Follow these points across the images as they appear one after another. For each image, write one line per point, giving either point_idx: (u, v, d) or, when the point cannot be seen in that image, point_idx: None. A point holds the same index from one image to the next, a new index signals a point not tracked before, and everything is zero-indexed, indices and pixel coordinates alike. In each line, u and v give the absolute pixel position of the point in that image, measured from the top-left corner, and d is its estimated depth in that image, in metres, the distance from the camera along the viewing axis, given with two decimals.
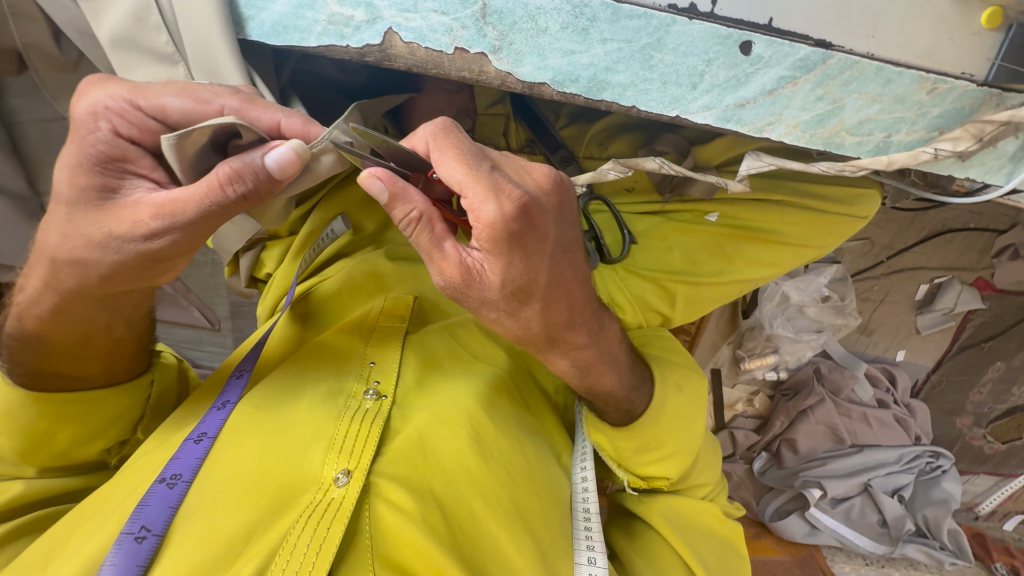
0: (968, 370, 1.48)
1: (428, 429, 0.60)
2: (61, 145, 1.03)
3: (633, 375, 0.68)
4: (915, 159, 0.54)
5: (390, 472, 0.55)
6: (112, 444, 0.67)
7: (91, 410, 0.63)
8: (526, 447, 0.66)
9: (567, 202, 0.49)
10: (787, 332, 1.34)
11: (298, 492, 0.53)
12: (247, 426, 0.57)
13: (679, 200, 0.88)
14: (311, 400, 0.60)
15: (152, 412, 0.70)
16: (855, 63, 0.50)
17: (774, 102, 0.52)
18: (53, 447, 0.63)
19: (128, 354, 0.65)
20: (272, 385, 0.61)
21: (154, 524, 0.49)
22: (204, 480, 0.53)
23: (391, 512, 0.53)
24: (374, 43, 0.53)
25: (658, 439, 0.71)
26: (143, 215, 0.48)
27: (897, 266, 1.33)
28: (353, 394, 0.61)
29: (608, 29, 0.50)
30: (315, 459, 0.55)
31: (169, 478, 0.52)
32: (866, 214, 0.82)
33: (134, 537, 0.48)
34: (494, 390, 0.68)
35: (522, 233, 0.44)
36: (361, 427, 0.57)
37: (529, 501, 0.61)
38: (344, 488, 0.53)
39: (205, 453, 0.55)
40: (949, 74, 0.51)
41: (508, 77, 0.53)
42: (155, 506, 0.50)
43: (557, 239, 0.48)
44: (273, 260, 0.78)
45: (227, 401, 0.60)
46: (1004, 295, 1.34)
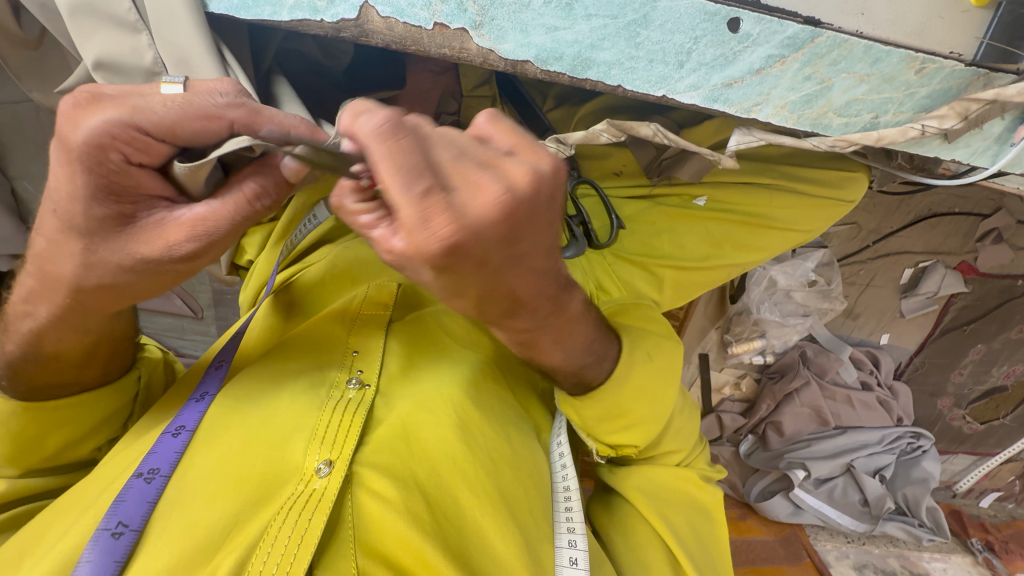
0: (951, 352, 1.50)
1: (413, 418, 0.59)
2: (31, 130, 0.99)
3: (588, 353, 0.65)
4: (903, 134, 0.54)
5: (374, 462, 0.54)
6: (101, 444, 0.66)
7: (84, 414, 0.61)
8: (511, 433, 0.65)
9: (522, 228, 0.36)
10: (775, 316, 1.35)
11: (279, 483, 0.52)
12: (226, 418, 0.56)
13: (667, 184, 0.87)
14: (291, 391, 0.58)
15: (141, 407, 0.69)
16: (844, 42, 0.49)
17: (762, 81, 0.52)
18: (43, 449, 0.61)
19: (124, 354, 0.64)
20: (253, 376, 0.60)
21: (132, 519, 0.47)
22: (184, 474, 0.51)
23: (373, 501, 0.52)
24: (349, 17, 0.51)
25: (618, 409, 0.70)
26: (177, 236, 0.46)
27: (883, 250, 1.34)
28: (336, 383, 0.60)
29: (593, 4, 0.48)
30: (296, 449, 0.54)
31: (147, 473, 0.51)
32: (854, 199, 0.83)
33: (111, 533, 0.46)
34: (480, 378, 0.67)
35: (451, 266, 0.35)
36: (344, 416, 0.56)
37: (513, 488, 0.61)
38: (325, 479, 0.52)
39: (184, 447, 0.54)
40: (937, 53, 0.50)
41: (490, 55, 0.52)
42: (132, 502, 0.48)
43: (518, 254, 0.38)
44: (254, 247, 0.77)
45: (207, 394, 0.59)
46: (987, 279, 1.36)
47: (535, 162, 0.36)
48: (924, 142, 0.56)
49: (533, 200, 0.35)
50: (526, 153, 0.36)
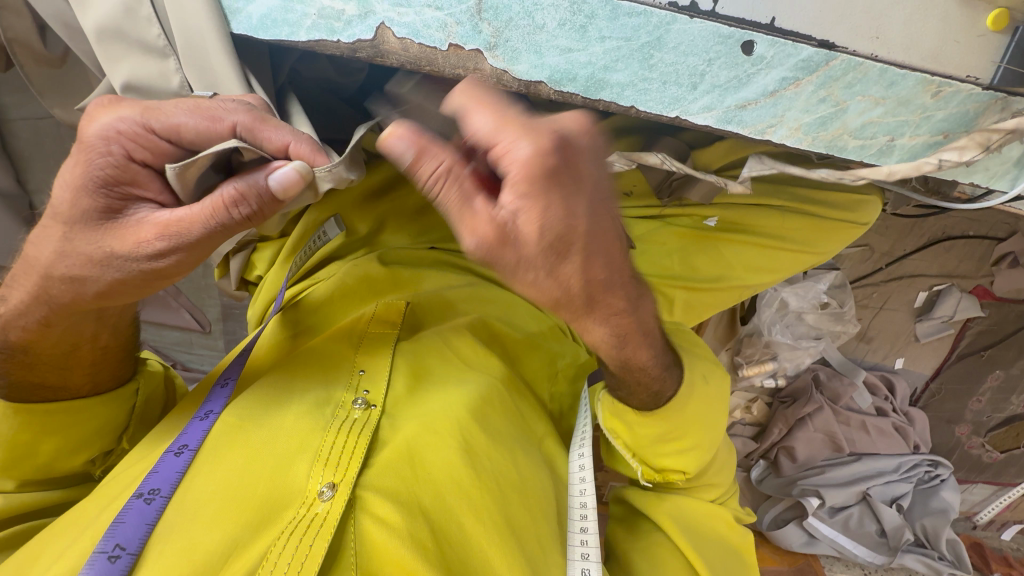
0: (968, 378, 1.47)
1: (418, 440, 0.57)
2: (51, 144, 1.01)
3: (660, 358, 0.62)
4: (919, 169, 0.54)
5: (378, 485, 0.53)
6: (97, 454, 0.65)
7: (75, 420, 0.60)
8: (519, 457, 0.62)
9: (549, 195, 0.36)
10: (786, 339, 1.34)
11: (280, 505, 0.51)
12: (228, 440, 0.54)
13: (678, 205, 0.87)
14: (296, 411, 0.57)
15: (138, 421, 0.67)
16: (859, 64, 0.49)
17: (775, 103, 0.51)
18: (35, 458, 0.59)
19: (115, 360, 0.63)
20: (259, 394, 0.59)
21: (129, 542, 0.46)
22: (184, 496, 0.50)
23: (375, 526, 0.50)
24: (366, 38, 0.52)
25: (682, 427, 0.68)
26: (148, 235, 0.46)
27: (897, 273, 1.33)
28: (342, 403, 0.59)
29: (606, 25, 0.48)
30: (298, 471, 0.53)
31: (147, 493, 0.50)
32: (867, 221, 0.84)
33: (107, 556, 0.45)
34: (490, 398, 0.65)
35: (554, 188, 0.36)
36: (349, 437, 0.55)
37: (521, 514, 0.58)
38: (329, 503, 0.50)
39: (186, 468, 0.52)
40: (954, 77, 0.50)
41: (504, 75, 0.52)
42: (131, 524, 0.47)
43: (602, 180, 0.38)
44: (264, 262, 0.79)
45: (210, 412, 0.58)
46: (1003, 303, 1.34)
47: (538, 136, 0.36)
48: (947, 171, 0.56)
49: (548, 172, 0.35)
50: (529, 130, 0.36)
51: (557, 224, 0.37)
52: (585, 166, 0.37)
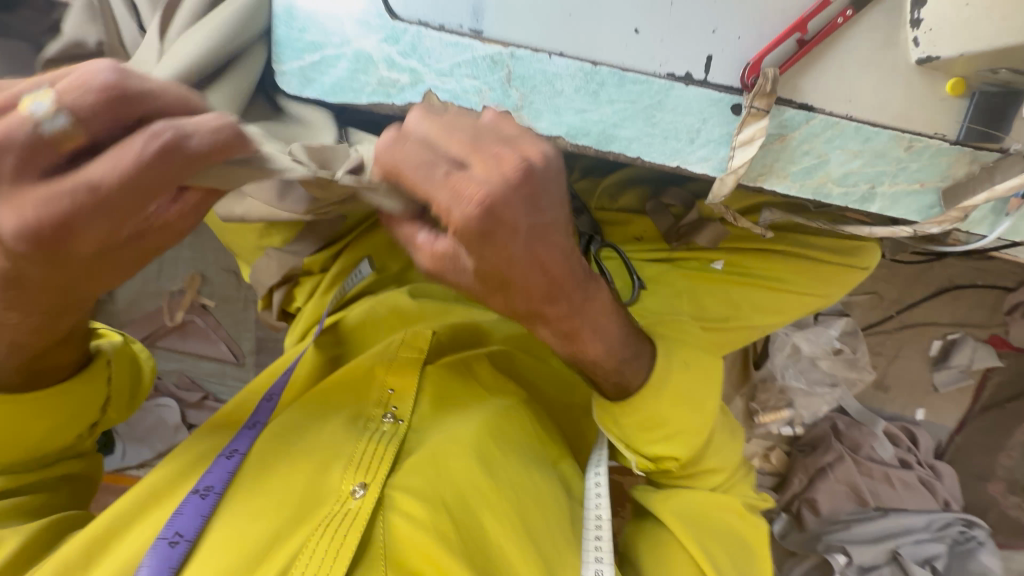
0: (994, 432, 1.43)
1: (441, 449, 0.61)
2: None
3: (626, 347, 0.61)
4: (893, 235, 0.62)
5: (404, 486, 0.57)
6: (85, 428, 0.64)
7: (56, 403, 0.58)
8: (534, 471, 0.65)
9: (461, 246, 0.43)
10: (800, 383, 1.35)
11: (317, 502, 0.56)
12: (274, 447, 0.60)
13: (685, 248, 0.93)
14: (335, 423, 0.63)
15: (117, 393, 0.66)
16: (836, 123, 0.57)
17: (764, 155, 0.59)
18: (25, 439, 0.58)
19: (81, 341, 0.59)
20: (302, 410, 0.65)
21: (187, 530, 0.53)
22: (235, 494, 0.56)
23: (401, 521, 0.55)
24: (414, 101, 0.56)
25: (657, 418, 0.65)
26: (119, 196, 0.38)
27: (908, 321, 1.37)
28: (372, 416, 0.63)
29: (615, 91, 0.56)
30: (333, 475, 0.58)
31: (203, 489, 0.56)
32: (867, 265, 0.89)
33: (168, 542, 0.52)
34: (511, 417, 0.69)
35: (488, 230, 0.39)
36: (380, 445, 0.59)
37: (537, 519, 0.61)
38: (360, 500, 0.55)
39: (236, 468, 0.58)
40: (923, 133, 0.58)
41: (527, 131, 0.57)
42: (188, 515, 0.54)
43: (531, 226, 0.41)
44: (304, 294, 0.87)
45: (258, 422, 0.63)
46: (1023, 353, 1.34)
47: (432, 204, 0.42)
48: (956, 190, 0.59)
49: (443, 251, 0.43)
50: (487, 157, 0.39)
51: (482, 271, 0.43)
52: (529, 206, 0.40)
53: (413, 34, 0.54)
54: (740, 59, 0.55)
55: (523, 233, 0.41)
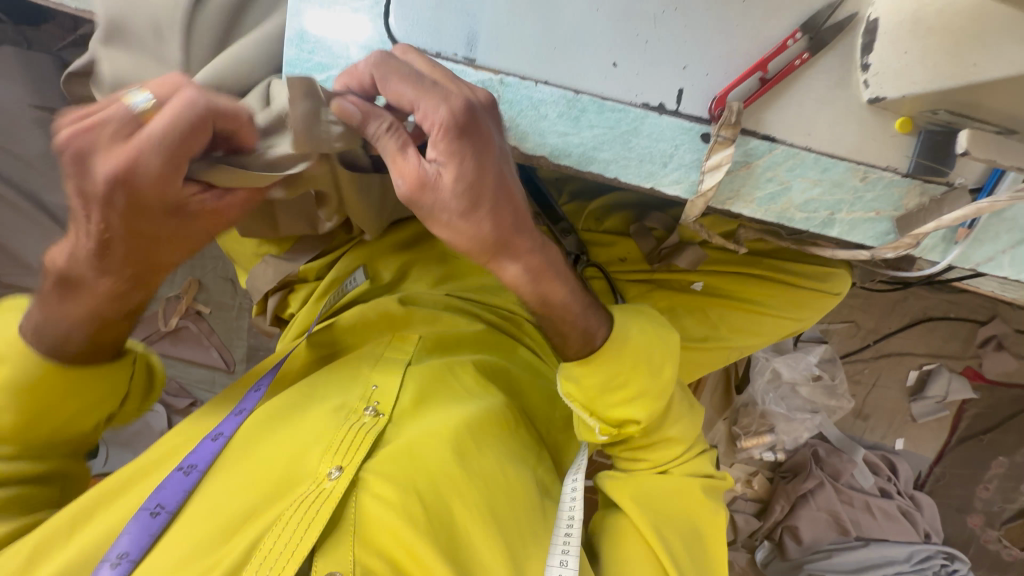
0: (972, 463, 1.45)
1: (417, 440, 0.64)
2: None
3: (589, 302, 0.66)
4: (853, 258, 0.66)
5: (378, 471, 0.60)
6: (102, 418, 0.65)
7: (90, 385, 0.60)
8: (505, 463, 0.67)
9: (463, 149, 0.49)
10: (780, 409, 1.36)
11: (294, 482, 0.58)
12: (257, 431, 0.63)
13: (667, 269, 0.97)
14: (318, 411, 0.65)
15: (138, 387, 0.68)
16: (796, 154, 0.63)
17: (732, 181, 0.64)
18: (53, 419, 0.60)
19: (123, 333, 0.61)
20: (288, 396, 0.67)
21: (168, 502, 0.55)
22: (217, 472, 0.59)
23: (374, 501, 0.58)
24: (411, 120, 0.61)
25: (621, 378, 0.68)
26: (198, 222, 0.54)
27: (885, 350, 1.41)
28: (354, 409, 0.65)
29: (595, 117, 0.61)
30: (312, 457, 0.60)
31: (186, 467, 0.58)
32: (839, 290, 0.93)
33: (149, 513, 0.54)
34: (490, 416, 0.71)
35: (467, 127, 0.49)
36: (358, 433, 0.62)
37: (505, 507, 0.64)
38: (335, 482, 0.58)
39: (220, 450, 0.61)
40: (876, 166, 0.63)
41: (514, 150, 0.62)
42: (171, 489, 0.56)
43: (498, 147, 0.52)
44: (298, 300, 0.91)
45: (245, 408, 0.65)
46: (995, 386, 1.39)
47: (450, 100, 0.49)
48: (909, 216, 0.64)
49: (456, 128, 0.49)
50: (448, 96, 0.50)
51: (472, 175, 0.50)
52: (488, 131, 0.51)
53: None
54: (709, 94, 0.61)
55: (493, 152, 0.51)
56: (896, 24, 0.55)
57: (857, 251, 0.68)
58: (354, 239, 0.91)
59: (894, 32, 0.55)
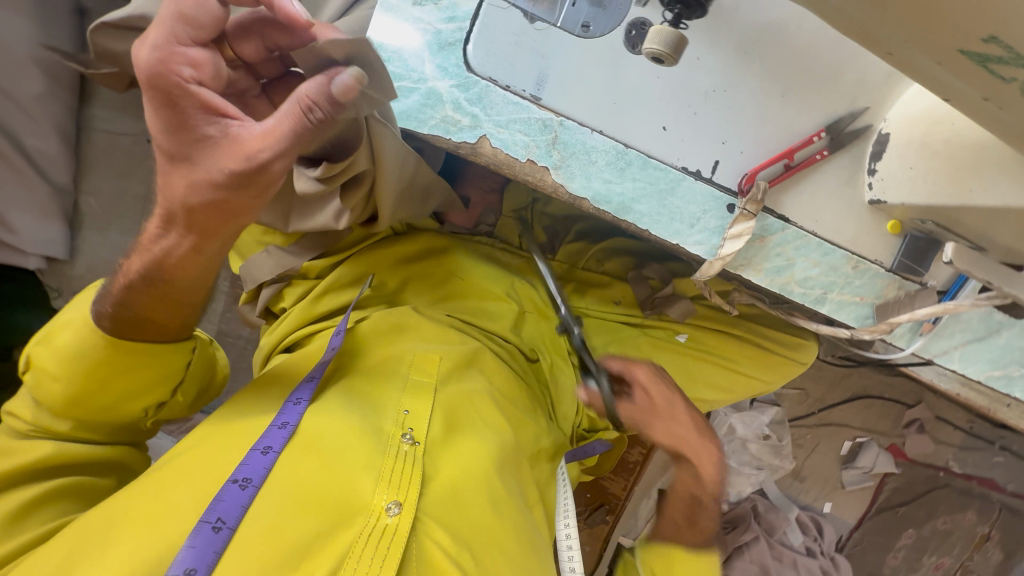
0: (886, 533, 1.58)
1: (461, 480, 0.64)
2: (120, 157, 1.11)
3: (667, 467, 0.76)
4: (835, 334, 0.73)
5: (432, 512, 0.61)
6: (151, 405, 0.70)
7: (144, 363, 0.65)
8: (518, 513, 0.68)
9: None
10: (731, 463, 1.45)
11: (352, 511, 0.57)
12: (303, 444, 0.60)
13: (657, 317, 1.02)
14: (357, 431, 0.62)
15: (190, 378, 0.73)
16: (804, 236, 0.70)
17: (749, 250, 0.70)
18: (102, 399, 0.65)
19: (195, 309, 0.67)
20: (322, 410, 0.64)
21: (230, 517, 0.53)
22: (272, 486, 0.56)
23: (434, 545, 0.59)
24: (469, 141, 0.64)
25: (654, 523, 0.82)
26: (253, 147, 0.51)
27: (826, 419, 1.53)
28: (391, 435, 0.64)
29: (638, 172, 0.66)
30: (367, 486, 0.59)
31: (242, 480, 0.56)
32: (805, 360, 1.02)
33: (211, 527, 0.52)
34: (509, 456, 0.72)
35: None
36: (407, 466, 0.61)
37: (531, 556, 0.66)
38: (394, 517, 0.57)
39: (272, 465, 0.58)
40: (867, 258, 0.72)
41: (560, 188, 0.66)
42: (230, 503, 0.54)
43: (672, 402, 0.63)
44: (294, 295, 0.88)
45: (288, 422, 0.62)
46: (914, 464, 1.53)
47: None
48: (887, 305, 0.73)
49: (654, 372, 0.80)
50: None
51: None
52: None
53: (482, 86, 0.63)
54: (740, 170, 0.67)
55: None
56: (905, 142, 0.63)
57: (840, 329, 0.75)
58: (367, 237, 0.91)
59: (903, 148, 0.64)
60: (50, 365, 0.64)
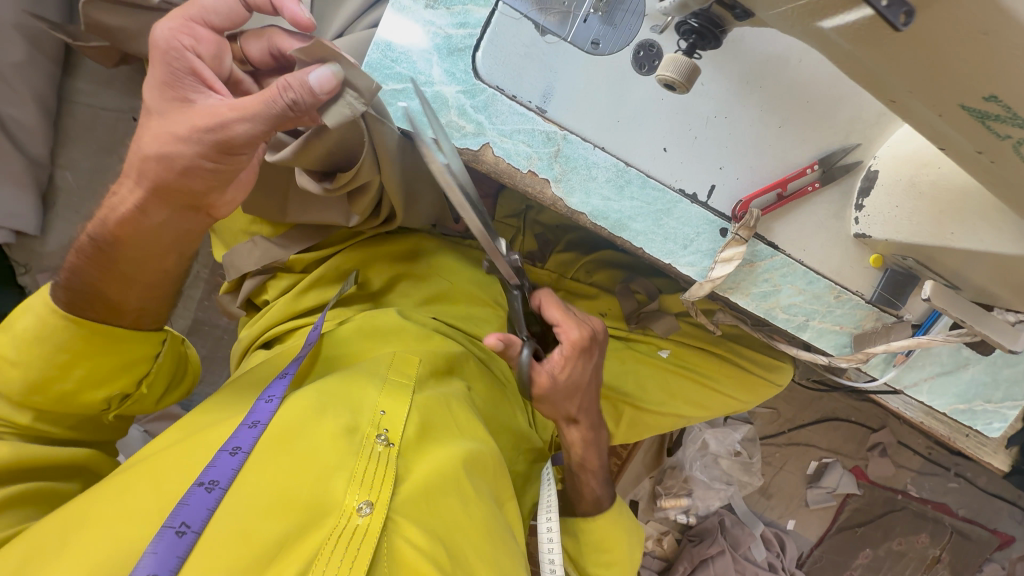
0: (845, 551, 1.64)
1: (435, 480, 0.63)
2: (102, 133, 1.07)
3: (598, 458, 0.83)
4: (814, 360, 0.75)
5: (406, 511, 0.59)
6: (115, 396, 0.68)
7: (109, 349, 0.63)
8: (494, 511, 0.67)
9: (581, 358, 0.68)
10: (702, 477, 1.48)
11: (323, 511, 0.55)
12: (275, 445, 0.57)
13: (641, 332, 1.04)
14: (330, 431, 0.60)
15: (157, 371, 0.70)
16: (791, 264, 0.72)
17: (738, 274, 0.72)
18: (61, 385, 0.63)
19: (165, 293, 0.66)
20: (297, 407, 0.61)
21: (194, 521, 0.50)
22: (240, 486, 0.53)
23: (407, 546, 0.56)
24: (471, 148, 0.64)
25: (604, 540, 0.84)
26: (220, 110, 0.51)
27: (795, 439, 1.57)
28: (366, 436, 0.62)
29: (637, 191, 0.67)
30: (338, 487, 0.57)
31: (208, 482, 0.52)
32: (781, 381, 1.05)
33: (175, 531, 0.49)
34: (487, 459, 0.70)
35: (590, 347, 0.68)
36: (379, 467, 0.60)
37: (508, 557, 0.65)
38: (366, 518, 0.56)
39: (240, 465, 0.55)
40: (849, 289, 0.74)
41: (559, 201, 0.66)
42: (194, 506, 0.50)
43: (595, 366, 0.72)
44: (277, 289, 0.86)
45: (259, 421, 0.58)
46: (875, 486, 1.59)
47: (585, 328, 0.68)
48: (865, 336, 0.76)
49: (581, 347, 0.67)
50: (578, 324, 0.67)
51: (580, 375, 0.69)
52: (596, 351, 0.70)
53: (489, 95, 0.63)
54: (734, 197, 0.69)
55: (593, 365, 0.71)
56: (893, 180, 0.65)
57: (819, 356, 0.78)
58: (354, 235, 0.88)
59: (890, 187, 0.65)
60: (8, 350, 0.61)
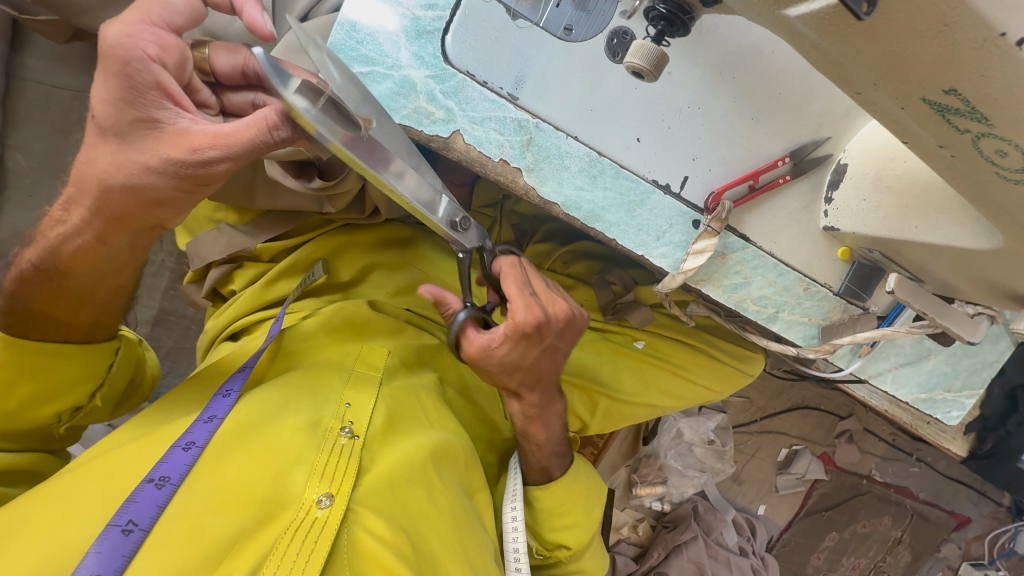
0: (812, 534, 1.69)
1: (400, 471, 0.62)
2: (53, 112, 1.01)
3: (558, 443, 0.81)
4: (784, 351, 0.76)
5: (367, 501, 0.58)
6: (66, 410, 0.65)
7: (57, 363, 0.60)
8: (462, 500, 0.67)
9: (522, 342, 0.64)
10: (677, 465, 1.51)
11: (280, 505, 0.54)
12: (232, 442, 0.56)
13: (616, 323, 1.05)
14: (291, 424, 0.59)
15: (112, 382, 0.68)
16: (762, 256, 0.72)
17: (710, 265, 0.72)
18: (4, 404, 0.60)
19: (119, 305, 0.63)
20: (259, 403, 0.60)
21: (143, 519, 0.48)
22: (195, 481, 0.52)
23: (367, 536, 0.56)
24: (442, 135, 0.62)
25: (565, 506, 0.81)
26: (200, 143, 0.49)
27: (767, 427, 1.61)
28: (329, 428, 0.61)
29: (610, 181, 0.66)
30: (296, 479, 0.56)
31: (159, 479, 0.51)
32: (752, 371, 1.07)
33: (122, 530, 0.47)
34: (456, 450, 0.69)
35: (536, 331, 0.64)
36: (341, 459, 0.59)
37: (474, 546, 0.64)
38: (326, 510, 0.55)
39: (194, 461, 0.53)
40: (818, 281, 0.75)
41: (532, 191, 0.65)
42: (144, 503, 0.49)
43: (550, 343, 0.68)
44: (244, 279, 0.83)
45: (216, 416, 0.57)
46: (841, 472, 1.64)
47: (534, 311, 0.63)
48: (832, 327, 0.77)
49: (526, 332, 0.64)
50: (529, 304, 0.63)
51: (519, 354, 0.65)
52: (547, 333, 0.66)
53: (459, 80, 0.61)
54: (707, 188, 0.69)
55: (545, 344, 0.67)
56: (861, 174, 0.66)
57: (788, 347, 0.79)
58: (326, 224, 0.86)
59: (859, 180, 0.66)
60: None
